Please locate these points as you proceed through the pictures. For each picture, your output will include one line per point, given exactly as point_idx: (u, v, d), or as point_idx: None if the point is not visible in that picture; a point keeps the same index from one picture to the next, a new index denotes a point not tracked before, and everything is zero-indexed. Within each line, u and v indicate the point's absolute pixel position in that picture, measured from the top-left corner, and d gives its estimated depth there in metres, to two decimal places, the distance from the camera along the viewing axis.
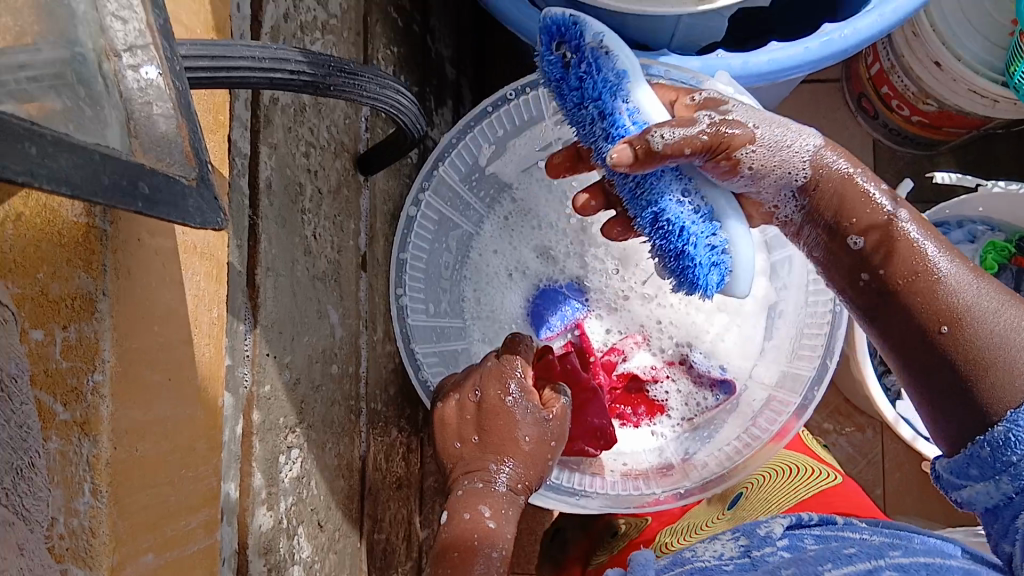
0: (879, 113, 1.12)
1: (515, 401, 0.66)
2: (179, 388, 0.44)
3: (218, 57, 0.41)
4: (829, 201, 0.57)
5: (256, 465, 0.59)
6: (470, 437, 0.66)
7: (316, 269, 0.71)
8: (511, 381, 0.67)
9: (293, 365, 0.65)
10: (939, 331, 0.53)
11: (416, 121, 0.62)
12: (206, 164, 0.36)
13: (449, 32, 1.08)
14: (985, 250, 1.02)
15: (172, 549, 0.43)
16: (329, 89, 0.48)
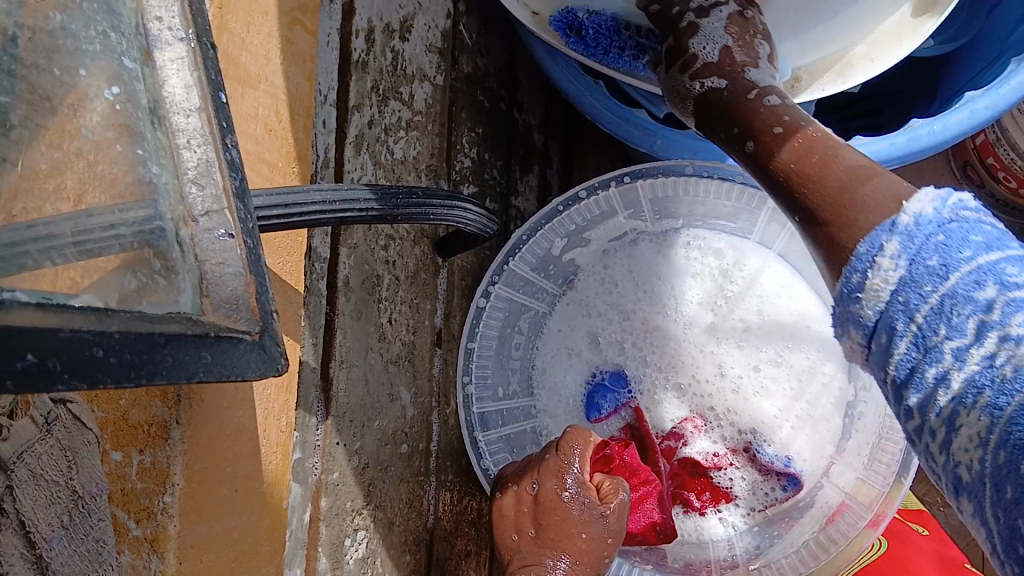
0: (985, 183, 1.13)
1: (569, 498, 0.67)
2: (243, 498, 0.48)
3: (293, 206, 0.44)
4: None
5: (322, 550, 0.63)
6: (527, 530, 0.67)
7: (389, 354, 0.75)
8: (567, 476, 0.68)
9: (363, 450, 0.69)
10: None
11: (485, 223, 0.66)
12: (273, 312, 0.36)
13: (539, 101, 1.09)
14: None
15: None
16: (396, 219, 0.52)
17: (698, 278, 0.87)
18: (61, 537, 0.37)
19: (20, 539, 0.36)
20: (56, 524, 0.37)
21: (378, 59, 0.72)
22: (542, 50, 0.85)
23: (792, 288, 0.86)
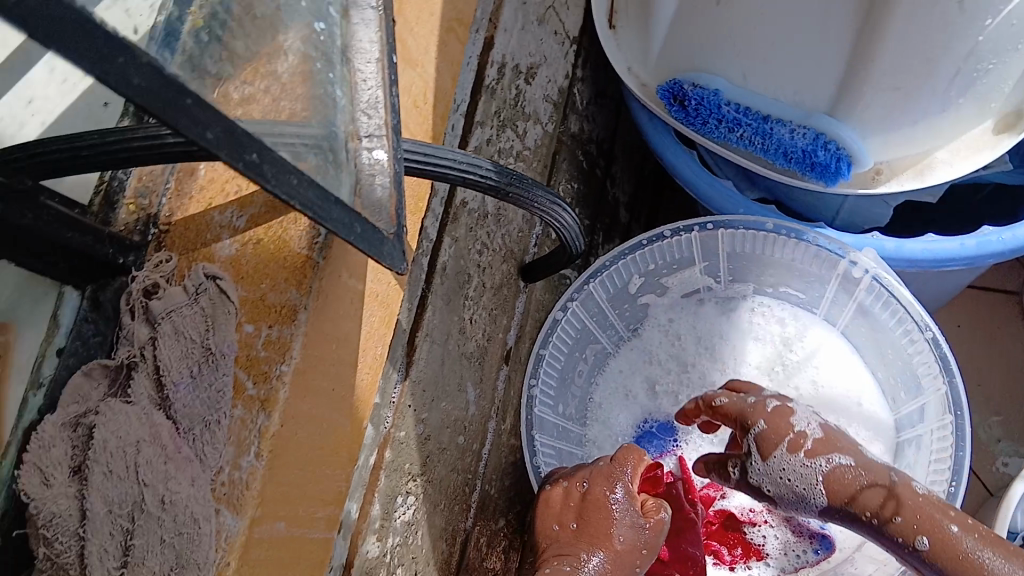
0: None
1: (615, 505, 0.71)
2: (337, 399, 0.54)
3: (428, 154, 0.53)
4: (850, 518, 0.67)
5: (377, 498, 0.68)
6: (570, 524, 0.71)
7: (466, 348, 0.81)
8: (619, 484, 0.72)
9: (427, 422, 0.75)
10: None
11: (576, 239, 0.73)
12: (405, 228, 0.46)
13: (629, 179, 1.19)
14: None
15: (300, 528, 0.52)
16: (507, 197, 0.59)
17: (758, 344, 0.90)
18: (188, 384, 0.47)
19: (150, 383, 0.47)
20: (186, 373, 0.47)
21: (505, 91, 0.83)
22: (645, 115, 0.96)
23: (851, 368, 0.87)
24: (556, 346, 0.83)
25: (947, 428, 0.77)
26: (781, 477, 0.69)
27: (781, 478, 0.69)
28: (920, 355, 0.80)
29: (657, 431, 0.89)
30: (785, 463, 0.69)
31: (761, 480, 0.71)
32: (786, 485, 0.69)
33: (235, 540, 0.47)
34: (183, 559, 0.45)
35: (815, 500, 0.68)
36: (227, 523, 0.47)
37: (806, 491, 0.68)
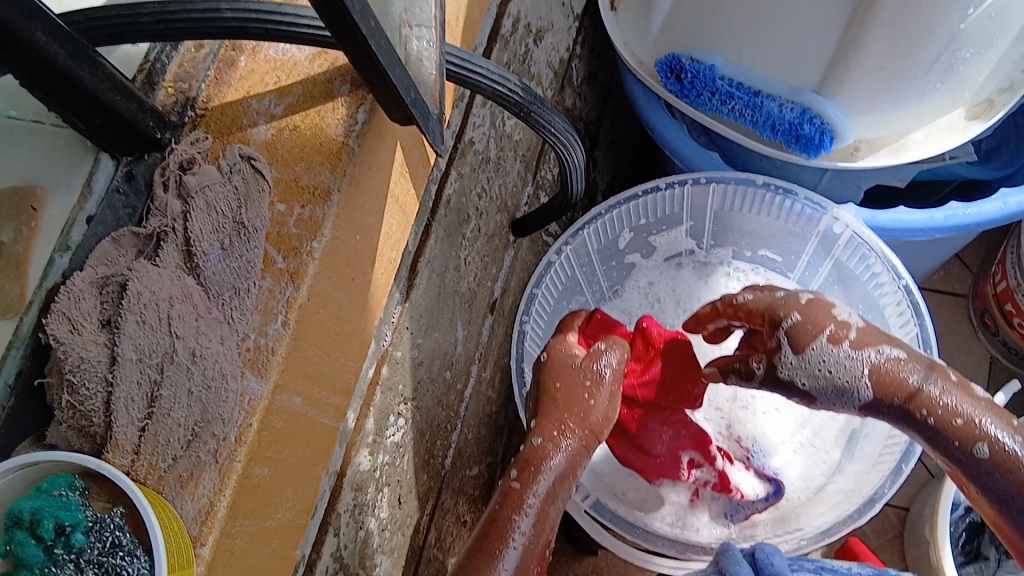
0: (1000, 330, 1.17)
1: (597, 395, 0.70)
2: (355, 291, 0.56)
3: (463, 60, 0.56)
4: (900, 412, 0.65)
5: (372, 412, 0.70)
6: (536, 418, 0.70)
7: (459, 286, 0.83)
8: (601, 369, 0.71)
9: (421, 348, 0.76)
10: None
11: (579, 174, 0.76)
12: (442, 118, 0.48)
13: (608, 167, 1.22)
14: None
15: (313, 409, 0.54)
16: (528, 117, 0.62)
17: None
18: (217, 254, 0.48)
19: (181, 256, 0.48)
20: (216, 244, 0.49)
21: (514, 42, 0.85)
22: (637, 88, 1.00)
23: None
24: (545, 291, 0.87)
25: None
26: (829, 380, 0.66)
27: (831, 369, 0.66)
28: (888, 304, 0.84)
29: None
30: (806, 369, 0.66)
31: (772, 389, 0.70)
32: (837, 380, 0.66)
33: (259, 403, 0.49)
34: (209, 415, 0.46)
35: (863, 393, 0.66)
36: (252, 387, 0.49)
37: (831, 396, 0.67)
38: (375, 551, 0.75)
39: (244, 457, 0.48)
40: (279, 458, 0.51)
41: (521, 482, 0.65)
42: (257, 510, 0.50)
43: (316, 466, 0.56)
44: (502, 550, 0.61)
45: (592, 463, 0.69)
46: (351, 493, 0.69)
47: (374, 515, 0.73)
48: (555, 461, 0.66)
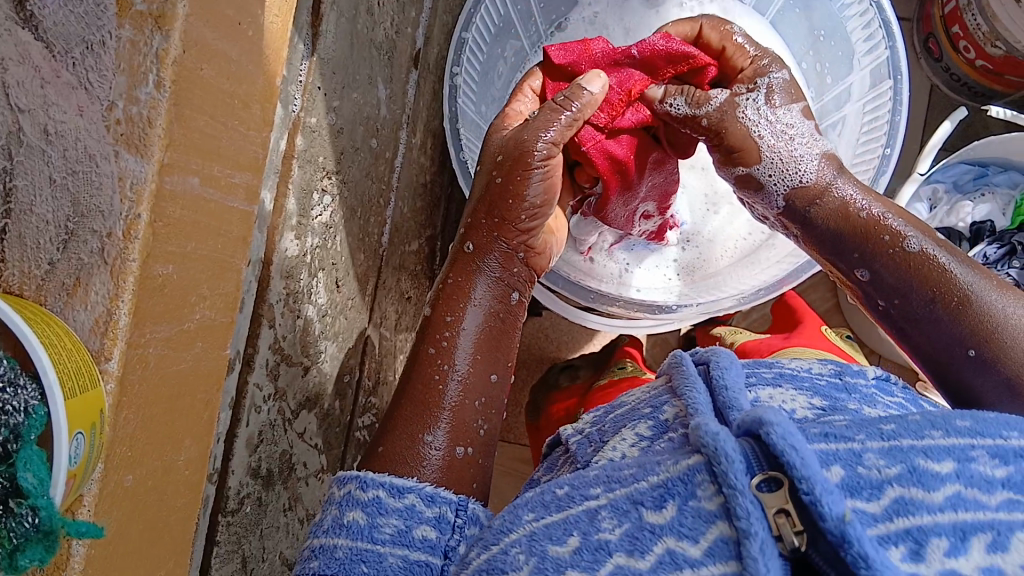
0: (944, 57, 1.10)
1: (531, 178, 0.61)
2: (245, 39, 0.45)
3: None
4: (832, 231, 0.62)
5: (292, 190, 0.61)
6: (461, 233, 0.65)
7: (374, 36, 0.71)
8: (546, 132, 0.60)
9: (339, 112, 0.66)
10: (969, 350, 0.55)
11: None
12: None
13: None
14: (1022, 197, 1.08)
15: (216, 191, 0.44)
16: None
17: None
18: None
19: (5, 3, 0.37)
20: None
21: None
22: None
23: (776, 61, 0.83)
24: (472, 38, 0.75)
25: (884, 98, 0.76)
26: (775, 162, 0.64)
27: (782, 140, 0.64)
28: (853, 27, 0.76)
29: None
30: (758, 121, 0.64)
31: (682, 107, 0.65)
32: (780, 163, 0.64)
33: (145, 189, 0.39)
34: (82, 207, 0.39)
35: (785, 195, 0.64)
36: (131, 166, 0.38)
37: (772, 179, 0.64)
38: (317, 338, 0.70)
39: (141, 254, 0.39)
40: (184, 252, 0.42)
41: (438, 311, 0.61)
42: (167, 311, 0.42)
43: (233, 255, 0.48)
44: (422, 395, 0.58)
45: (518, 309, 0.64)
46: (281, 281, 0.62)
47: (311, 302, 0.67)
48: (475, 296, 0.61)
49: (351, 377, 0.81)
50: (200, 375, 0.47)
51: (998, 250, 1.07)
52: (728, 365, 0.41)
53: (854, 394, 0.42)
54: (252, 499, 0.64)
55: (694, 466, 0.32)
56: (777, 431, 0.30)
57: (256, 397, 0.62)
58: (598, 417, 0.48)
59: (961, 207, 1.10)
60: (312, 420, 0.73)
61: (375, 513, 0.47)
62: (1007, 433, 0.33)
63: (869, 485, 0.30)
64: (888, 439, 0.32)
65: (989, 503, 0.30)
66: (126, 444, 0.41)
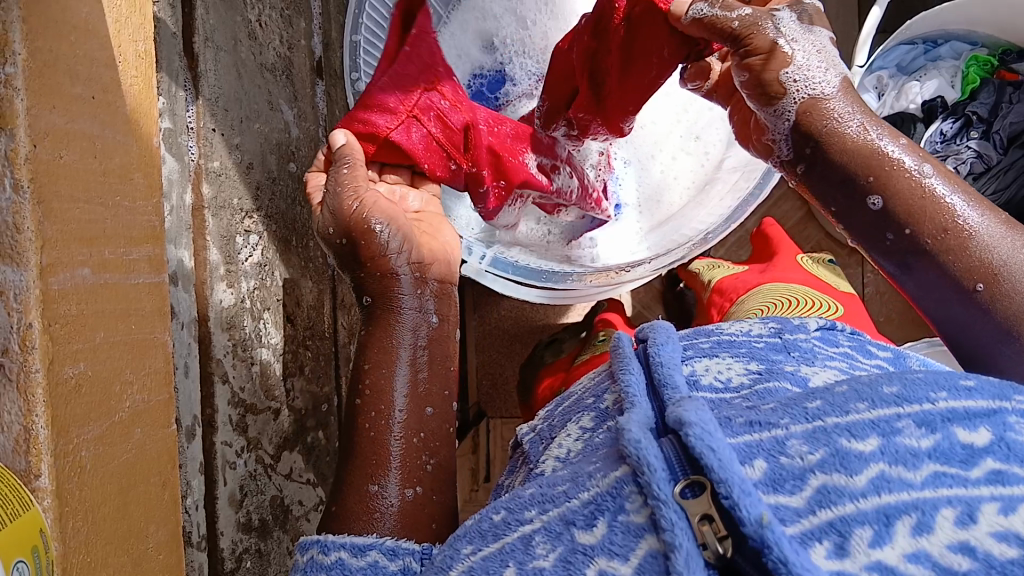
0: None
1: (379, 239, 0.59)
2: (105, 111, 0.43)
3: None
4: (856, 154, 0.49)
5: (211, 240, 0.59)
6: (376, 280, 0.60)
7: (263, 59, 0.68)
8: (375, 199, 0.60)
9: (244, 147, 0.63)
10: (974, 288, 0.48)
11: None
12: None
13: None
14: (968, 65, 1.06)
15: (114, 274, 0.43)
16: None
17: None
18: None
19: None
20: None
21: None
22: None
23: None
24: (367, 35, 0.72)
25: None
26: (803, 69, 0.50)
27: (813, 43, 0.51)
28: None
29: (486, 89, 0.82)
30: (794, 32, 0.51)
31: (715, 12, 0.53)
32: (812, 74, 0.50)
33: (31, 297, 0.37)
34: None
35: (787, 112, 0.51)
36: (10, 278, 0.36)
37: (794, 86, 0.50)
38: (281, 378, 0.68)
39: (43, 362, 0.37)
40: (94, 345, 0.41)
41: (376, 364, 0.56)
42: (93, 410, 0.41)
43: (153, 331, 0.46)
44: (373, 450, 0.52)
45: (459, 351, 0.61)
46: (224, 335, 0.60)
47: (264, 345, 0.65)
48: (414, 344, 0.57)
49: (331, 403, 0.80)
50: (149, 460, 0.46)
51: (954, 124, 1.05)
52: (665, 343, 0.48)
53: (792, 351, 0.49)
54: (252, 553, 0.64)
55: (621, 478, 0.34)
56: (695, 432, 0.32)
57: (228, 455, 0.61)
58: (550, 414, 0.54)
59: (909, 89, 1.08)
60: (298, 458, 0.72)
61: (339, 575, 0.44)
62: (934, 396, 0.34)
63: (792, 476, 0.32)
64: (812, 422, 0.34)
65: (914, 480, 0.30)
66: (84, 551, 0.40)
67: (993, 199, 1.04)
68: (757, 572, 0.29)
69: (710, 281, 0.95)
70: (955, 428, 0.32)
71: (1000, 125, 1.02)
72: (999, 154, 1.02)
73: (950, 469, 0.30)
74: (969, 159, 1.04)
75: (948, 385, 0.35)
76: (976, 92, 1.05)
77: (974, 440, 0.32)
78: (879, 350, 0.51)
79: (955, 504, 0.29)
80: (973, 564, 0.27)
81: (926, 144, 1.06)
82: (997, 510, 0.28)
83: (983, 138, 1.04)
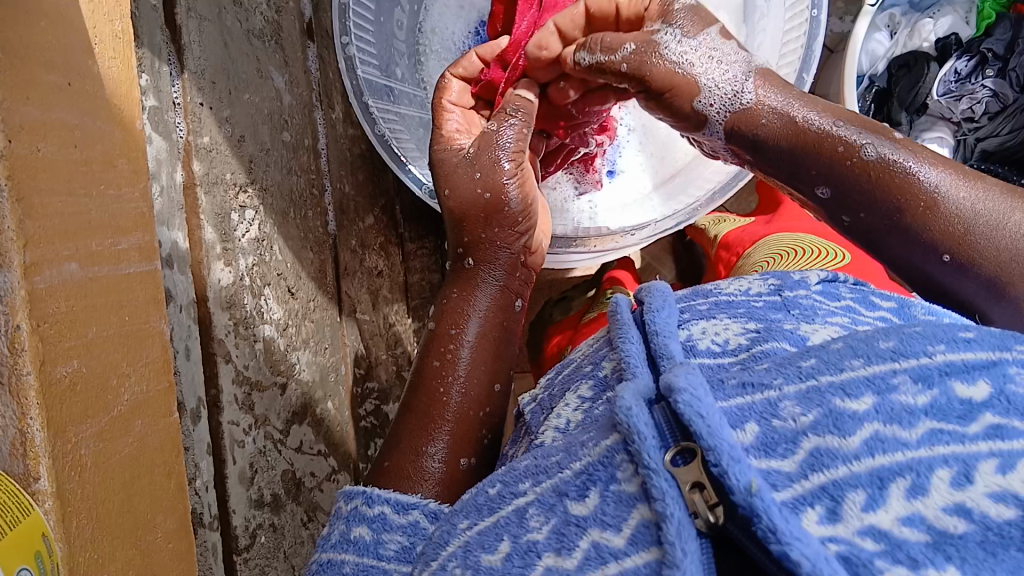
0: None
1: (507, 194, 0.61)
2: (82, 98, 0.41)
3: None
4: (790, 152, 0.51)
5: (205, 219, 0.58)
6: (459, 249, 0.62)
7: (250, 26, 0.66)
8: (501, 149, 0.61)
9: (235, 121, 0.61)
10: (943, 257, 0.48)
11: None
12: None
13: None
14: (983, 0, 1.02)
15: (102, 265, 0.42)
16: None
17: None
18: None
19: None
20: None
21: None
22: None
23: None
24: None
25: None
26: (717, 84, 0.52)
27: (710, 62, 0.53)
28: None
29: (495, 38, 0.77)
30: (686, 51, 0.53)
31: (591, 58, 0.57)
32: (720, 95, 0.52)
33: (17, 299, 0.35)
34: None
35: (715, 131, 0.54)
36: None
37: (716, 107, 0.52)
38: (285, 354, 0.68)
39: (34, 364, 0.36)
40: (87, 341, 0.40)
41: (445, 325, 0.59)
42: (89, 407, 0.40)
43: (148, 321, 0.45)
44: (424, 419, 0.55)
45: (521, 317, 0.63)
46: (225, 314, 0.59)
47: (267, 322, 0.64)
48: (477, 307, 0.59)
49: (339, 373, 0.79)
50: (150, 452, 0.45)
51: (968, 62, 1.00)
52: (660, 309, 0.46)
53: (792, 309, 0.47)
54: (266, 527, 0.64)
55: (614, 446, 0.33)
56: (684, 399, 0.30)
57: (235, 434, 0.60)
58: (551, 383, 0.54)
59: (922, 27, 1.04)
60: (308, 431, 0.72)
61: (381, 529, 0.46)
62: (933, 348, 0.32)
63: (784, 439, 0.30)
64: (806, 381, 0.32)
65: (909, 439, 0.28)
66: (91, 548, 0.40)
67: (1008, 139, 1.00)
68: (748, 538, 0.28)
69: (717, 236, 0.93)
70: (953, 382, 0.30)
71: (1017, 62, 0.97)
72: (1015, 91, 0.98)
73: (947, 426, 0.28)
74: (984, 98, 1.00)
75: (947, 337, 0.33)
76: (991, 29, 1.00)
77: (973, 395, 0.30)
78: (884, 300, 0.49)
79: (951, 463, 0.27)
80: (969, 526, 0.25)
81: (939, 84, 1.02)
82: (995, 468, 0.26)
83: (1000, 77, 0.99)
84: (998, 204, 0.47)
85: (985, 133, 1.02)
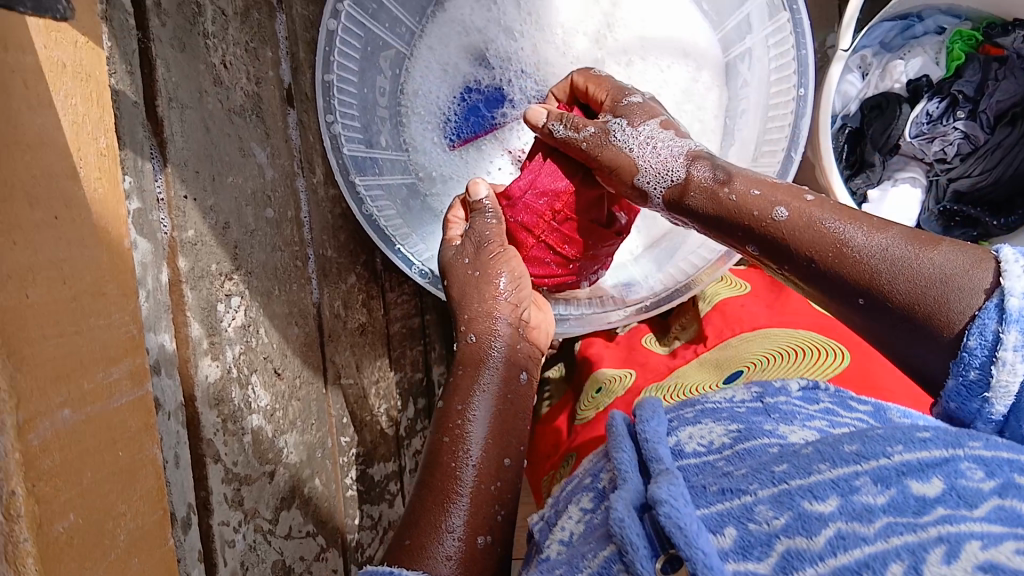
0: None
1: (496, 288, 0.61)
2: (69, 229, 0.38)
3: None
4: (715, 221, 0.51)
5: (192, 315, 0.55)
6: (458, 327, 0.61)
7: (231, 103, 0.64)
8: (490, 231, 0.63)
9: (219, 208, 0.59)
10: (857, 302, 0.42)
11: None
12: None
13: None
14: (951, 41, 0.97)
15: (95, 402, 0.39)
16: None
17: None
18: None
19: None
20: None
21: None
22: None
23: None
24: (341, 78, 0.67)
25: (787, 33, 0.69)
26: (653, 167, 0.54)
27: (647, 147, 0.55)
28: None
29: (483, 104, 0.75)
30: (630, 138, 0.56)
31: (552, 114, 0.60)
32: (653, 168, 0.54)
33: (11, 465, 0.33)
34: None
35: (653, 198, 0.55)
36: None
37: (653, 184, 0.54)
38: (273, 440, 0.65)
39: (30, 528, 0.34)
40: (82, 487, 0.38)
41: (449, 403, 0.58)
42: (86, 555, 0.38)
43: (141, 450, 0.43)
44: (436, 498, 0.53)
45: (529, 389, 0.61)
46: (213, 412, 0.57)
47: (255, 411, 0.62)
48: (484, 381, 0.58)
49: (325, 446, 0.77)
50: None
51: (940, 104, 0.96)
52: (650, 418, 0.46)
53: (773, 413, 0.45)
54: None
55: (610, 557, 0.35)
56: (665, 511, 0.33)
57: (225, 533, 0.58)
58: (557, 501, 0.52)
59: (894, 68, 0.99)
60: (296, 513, 0.70)
61: None
62: (892, 448, 0.33)
63: (760, 542, 0.31)
64: (777, 485, 0.33)
65: (868, 533, 0.29)
66: None
67: (980, 180, 0.97)
68: None
69: None
70: (910, 481, 0.31)
71: (987, 104, 0.94)
72: (988, 134, 0.95)
73: (903, 519, 0.29)
74: (956, 140, 0.95)
75: (905, 437, 0.33)
76: (962, 69, 0.96)
77: (927, 492, 0.30)
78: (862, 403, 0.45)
79: (902, 556, 0.27)
80: None
81: (912, 126, 0.97)
82: (941, 558, 0.26)
83: (971, 119, 0.95)
84: (908, 245, 0.40)
85: (957, 175, 0.98)
